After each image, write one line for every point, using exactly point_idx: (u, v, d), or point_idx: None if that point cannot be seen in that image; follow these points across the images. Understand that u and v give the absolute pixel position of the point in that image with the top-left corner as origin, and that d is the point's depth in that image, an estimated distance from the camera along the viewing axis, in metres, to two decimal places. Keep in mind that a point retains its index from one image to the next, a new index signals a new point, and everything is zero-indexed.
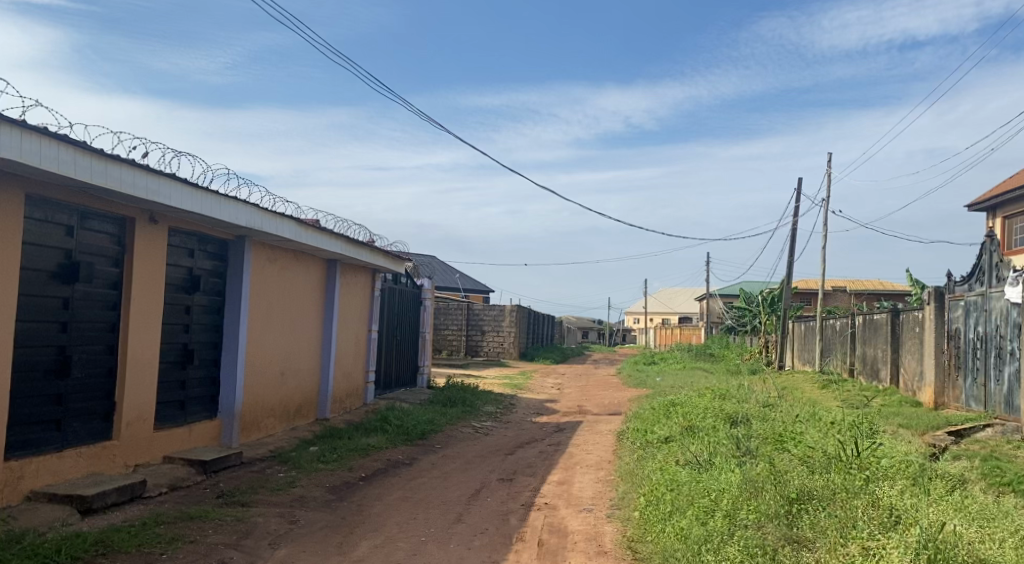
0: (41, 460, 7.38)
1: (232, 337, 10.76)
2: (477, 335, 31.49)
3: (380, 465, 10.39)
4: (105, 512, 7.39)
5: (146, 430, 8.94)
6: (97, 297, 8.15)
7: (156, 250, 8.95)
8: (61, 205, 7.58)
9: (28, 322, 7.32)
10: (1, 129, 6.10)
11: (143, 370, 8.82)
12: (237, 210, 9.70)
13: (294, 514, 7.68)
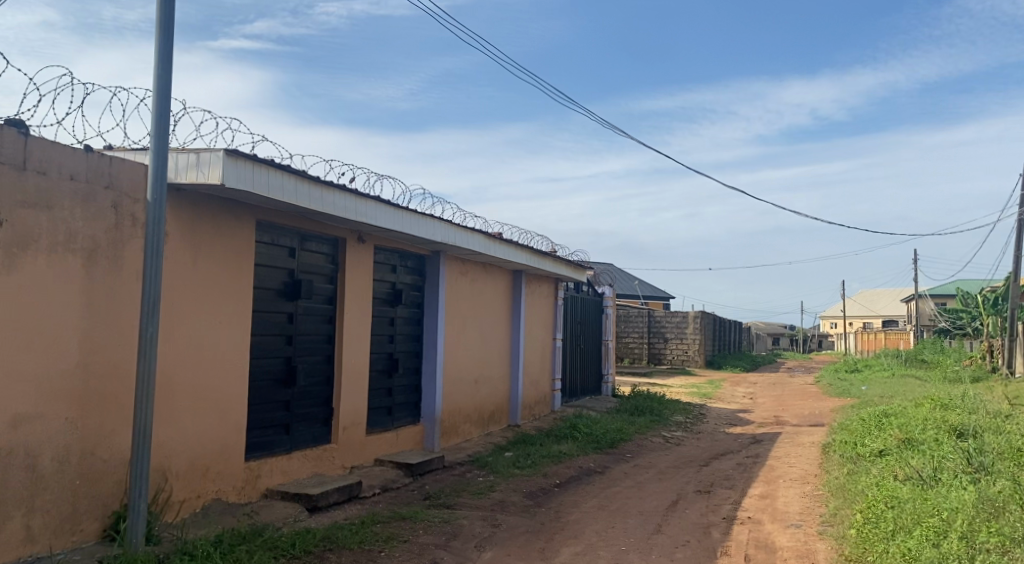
0: (274, 461, 8.14)
1: (430, 347, 11.33)
2: (660, 343, 31.02)
3: (574, 473, 10.49)
4: (328, 510, 8.02)
5: (360, 435, 9.61)
6: (316, 312, 8.90)
7: (363, 267, 9.63)
8: (284, 229, 8.35)
9: (261, 336, 8.11)
10: (238, 163, 6.80)
11: (356, 379, 9.50)
12: (433, 226, 10.23)
13: (496, 518, 7.93)
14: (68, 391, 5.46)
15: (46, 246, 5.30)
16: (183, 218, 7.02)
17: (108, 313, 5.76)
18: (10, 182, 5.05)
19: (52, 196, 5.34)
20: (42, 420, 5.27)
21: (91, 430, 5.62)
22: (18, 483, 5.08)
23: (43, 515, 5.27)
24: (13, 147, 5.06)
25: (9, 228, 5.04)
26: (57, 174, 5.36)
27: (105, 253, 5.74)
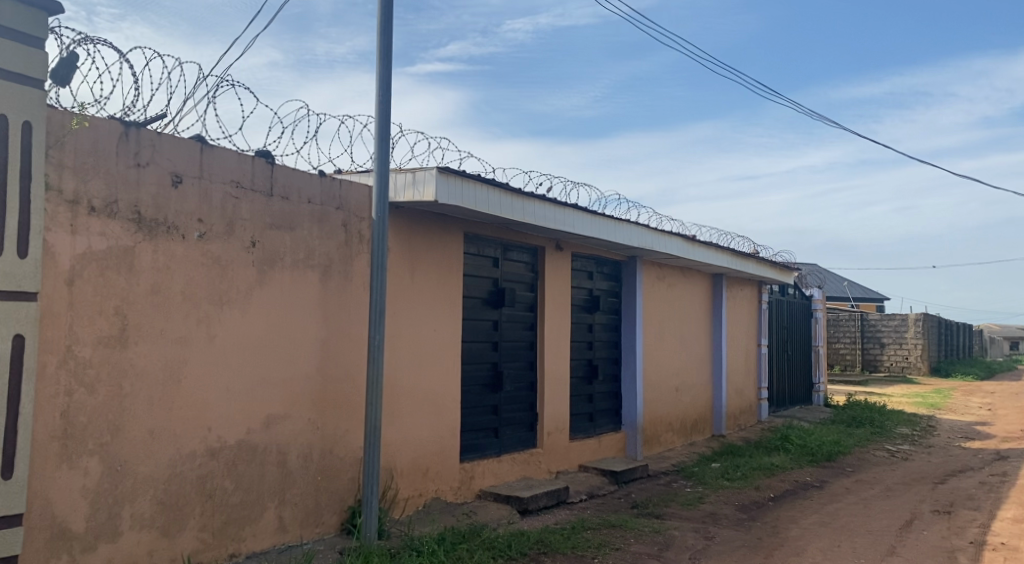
0: (486, 464, 8.44)
1: (630, 353, 11.26)
2: (875, 348, 28.74)
3: (789, 486, 9.96)
4: (539, 514, 8.18)
5: (564, 440, 9.74)
6: (519, 319, 9.15)
7: (563, 275, 9.79)
8: (488, 240, 8.66)
9: (470, 343, 8.45)
10: (448, 179, 7.14)
11: (559, 385, 9.64)
12: (631, 231, 10.19)
13: (709, 531, 7.72)
14: (309, 394, 5.98)
15: (289, 263, 5.84)
16: (401, 233, 7.47)
17: (340, 323, 6.26)
18: (261, 207, 5.62)
19: (294, 217, 5.89)
20: (290, 419, 5.80)
21: (328, 430, 6.12)
22: (272, 477, 5.63)
23: (292, 507, 5.79)
24: (262, 175, 5.63)
25: (260, 247, 5.61)
26: (297, 197, 5.91)
27: (337, 268, 6.25)
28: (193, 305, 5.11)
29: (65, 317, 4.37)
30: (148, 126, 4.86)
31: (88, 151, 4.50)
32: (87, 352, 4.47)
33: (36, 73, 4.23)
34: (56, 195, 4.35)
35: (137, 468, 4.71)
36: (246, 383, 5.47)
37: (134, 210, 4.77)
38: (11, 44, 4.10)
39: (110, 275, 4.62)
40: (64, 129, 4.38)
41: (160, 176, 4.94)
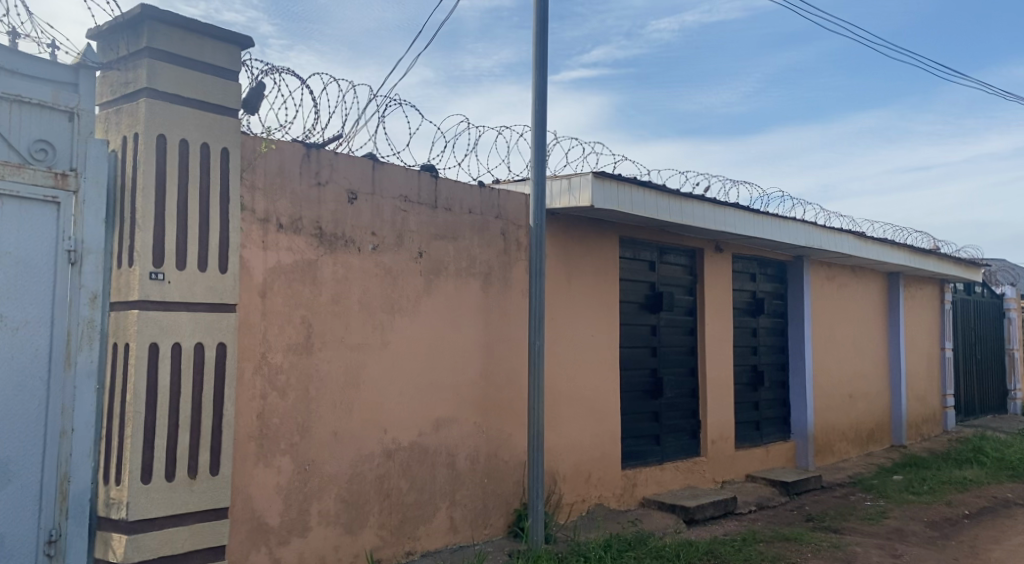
0: (649, 471, 8.32)
1: (798, 358, 10.75)
2: None
3: (986, 503, 9.12)
4: (706, 524, 7.95)
5: (729, 449, 9.43)
6: (679, 323, 8.96)
7: (724, 278, 9.52)
8: (645, 243, 8.56)
9: (629, 348, 8.37)
10: (605, 184, 7.12)
11: (722, 391, 9.36)
12: (797, 230, 9.71)
13: (896, 548, 7.20)
14: (475, 399, 6.15)
15: (453, 272, 6.04)
16: (558, 239, 7.52)
17: (501, 329, 6.40)
18: (427, 219, 5.86)
19: (457, 228, 6.09)
20: (457, 423, 5.99)
21: (494, 434, 6.27)
22: (443, 479, 5.82)
23: (462, 509, 5.96)
24: (427, 188, 5.88)
25: (427, 257, 5.83)
26: (459, 208, 6.11)
27: (497, 276, 6.41)
28: (368, 314, 5.39)
29: (260, 326, 4.73)
30: (327, 147, 5.20)
31: (275, 172, 4.88)
32: (278, 358, 4.81)
33: (233, 102, 4.31)
34: (250, 215, 4.73)
35: (322, 468, 5.02)
36: (417, 388, 5.70)
37: (315, 226, 5.11)
38: (211, 78, 4.22)
39: (296, 286, 4.96)
40: (256, 153, 4.77)
41: (338, 193, 5.26)
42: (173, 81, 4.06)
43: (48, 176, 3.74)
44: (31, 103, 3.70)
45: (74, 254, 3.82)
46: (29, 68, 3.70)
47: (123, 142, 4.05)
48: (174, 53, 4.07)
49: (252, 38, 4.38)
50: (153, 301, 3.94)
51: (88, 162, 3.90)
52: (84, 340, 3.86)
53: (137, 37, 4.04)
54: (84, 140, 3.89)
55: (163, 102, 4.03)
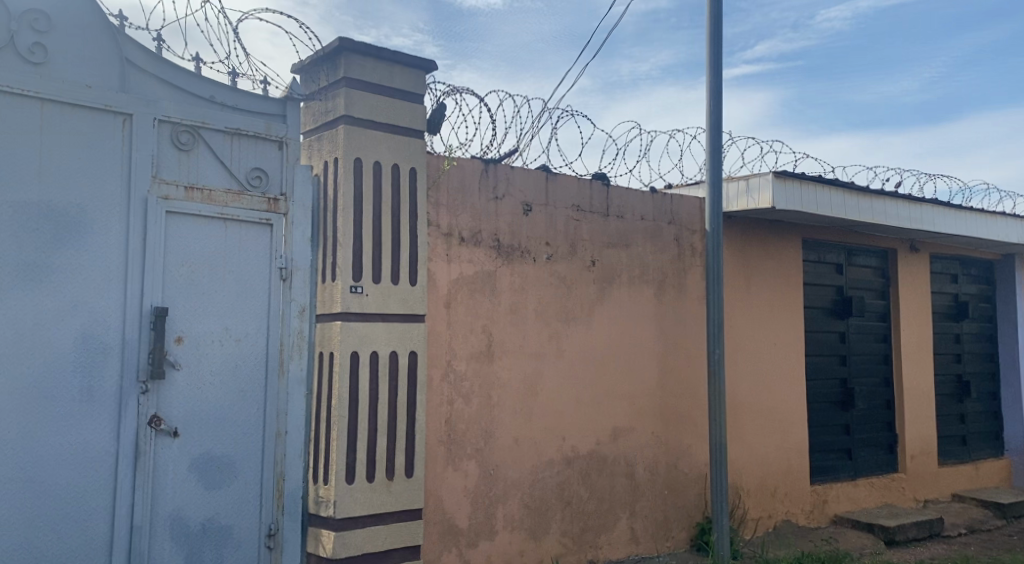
0: (841, 487, 7.83)
1: (1011, 366, 9.74)
2: None
3: None
4: (909, 546, 7.37)
5: (932, 465, 8.69)
6: (870, 330, 8.39)
7: (921, 280, 8.82)
8: (830, 245, 8.10)
9: (816, 356, 7.93)
10: (787, 184, 6.81)
11: (922, 403, 8.65)
12: (1008, 225, 8.83)
13: None
14: (654, 408, 6.08)
15: (627, 279, 6.02)
16: (736, 243, 7.28)
17: (678, 337, 6.29)
18: (600, 227, 5.88)
19: (630, 235, 6.08)
20: (636, 432, 5.94)
21: (674, 445, 6.16)
22: (623, 488, 5.79)
23: (643, 519, 5.90)
24: (600, 197, 5.92)
25: (601, 265, 5.85)
26: (632, 215, 6.10)
27: (672, 283, 6.32)
28: (545, 322, 5.48)
29: (445, 335, 4.93)
30: (504, 161, 5.37)
31: (456, 188, 5.09)
32: (463, 366, 4.99)
33: (419, 123, 4.55)
34: (435, 229, 4.95)
35: (507, 473, 5.14)
36: (595, 396, 5.71)
37: (493, 238, 5.27)
38: (399, 102, 4.47)
39: (478, 297, 5.13)
40: (440, 171, 5.00)
41: (514, 206, 5.40)
42: (367, 107, 4.34)
43: (262, 202, 4.12)
44: (248, 135, 4.11)
45: (285, 271, 4.17)
46: (245, 104, 4.10)
47: (324, 166, 4.37)
48: (367, 81, 4.35)
49: (435, 62, 4.60)
50: (353, 313, 4.22)
51: (295, 186, 4.25)
52: (295, 349, 4.18)
53: (335, 69, 4.36)
54: (291, 166, 4.25)
55: (358, 127, 4.31)
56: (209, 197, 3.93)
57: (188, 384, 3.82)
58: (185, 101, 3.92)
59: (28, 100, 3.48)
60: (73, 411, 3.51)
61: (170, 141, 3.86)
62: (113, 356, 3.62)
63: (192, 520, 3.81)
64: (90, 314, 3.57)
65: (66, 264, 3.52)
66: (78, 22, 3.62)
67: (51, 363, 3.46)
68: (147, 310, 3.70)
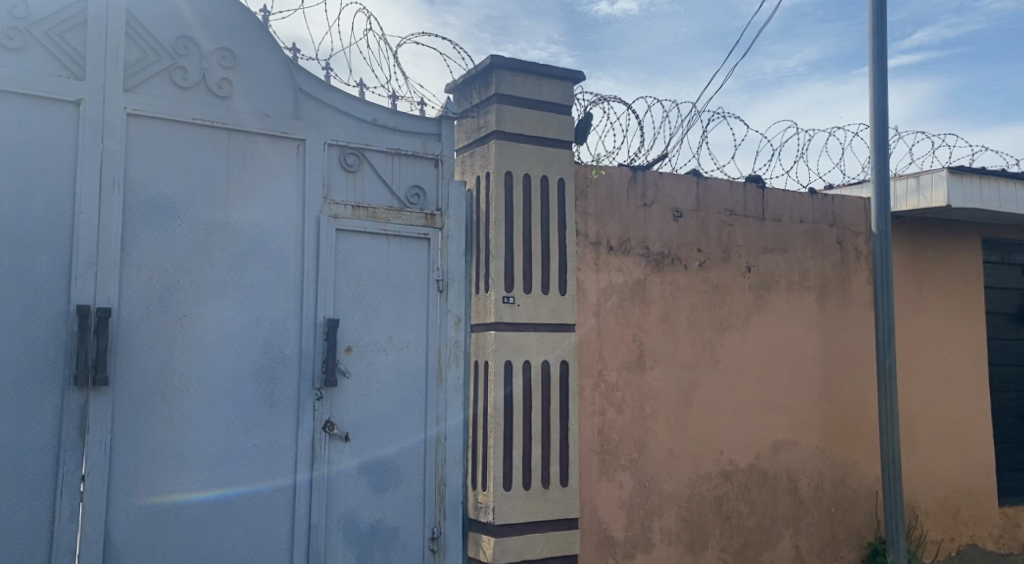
0: None
1: None
2: None
3: None
4: None
5: None
6: None
7: None
8: (1015, 244, 7.43)
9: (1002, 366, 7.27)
10: (964, 180, 6.31)
11: None
12: None
13: None
14: (818, 420, 5.79)
15: (786, 285, 5.78)
16: (905, 245, 6.82)
17: (842, 346, 5.97)
18: (755, 232, 5.70)
19: (787, 239, 5.84)
20: (799, 445, 5.68)
21: (840, 459, 5.84)
22: (786, 504, 5.55)
23: (809, 537, 5.63)
24: (754, 200, 5.74)
25: (757, 272, 5.66)
26: (789, 219, 5.87)
27: (835, 288, 6.01)
28: (699, 331, 5.35)
29: (596, 345, 4.93)
30: (652, 168, 5.33)
31: (604, 197, 5.11)
32: (615, 376, 4.97)
33: (568, 134, 4.59)
34: (584, 239, 4.98)
35: (662, 485, 5.07)
36: (754, 407, 5.51)
37: (643, 246, 5.22)
38: (548, 114, 4.54)
39: (628, 306, 5.09)
40: (587, 180, 5.04)
41: (664, 213, 5.34)
42: (517, 121, 4.43)
43: (421, 217, 4.30)
44: (407, 154, 4.31)
45: (442, 283, 4.32)
46: (404, 125, 4.31)
47: (477, 181, 4.50)
48: (517, 95, 4.44)
49: (582, 72, 4.63)
50: (506, 322, 4.30)
51: (450, 202, 4.40)
52: (452, 358, 4.32)
53: (486, 86, 4.48)
54: (446, 182, 4.41)
55: (509, 142, 4.41)
56: (373, 214, 4.15)
57: (358, 392, 4.04)
58: (350, 125, 4.16)
59: (219, 132, 3.82)
60: (258, 416, 3.80)
61: (338, 163, 4.11)
62: (291, 366, 3.89)
63: (363, 522, 4.02)
64: (271, 327, 3.86)
65: (250, 280, 3.83)
66: (258, 57, 3.94)
67: (239, 372, 3.77)
68: (320, 322, 3.95)
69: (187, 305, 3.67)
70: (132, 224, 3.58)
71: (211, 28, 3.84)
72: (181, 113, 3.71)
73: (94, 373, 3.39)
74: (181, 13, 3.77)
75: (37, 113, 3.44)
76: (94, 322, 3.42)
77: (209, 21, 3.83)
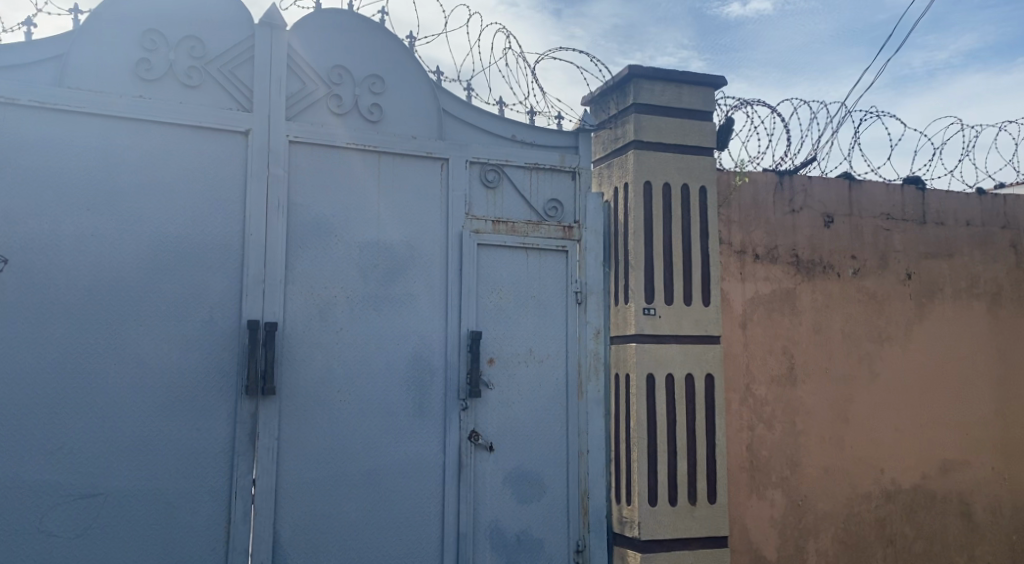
0: None
1: None
2: None
3: None
4: None
5: None
6: None
7: None
8: None
9: None
10: None
11: None
12: None
13: None
14: (992, 439, 5.33)
15: (953, 293, 5.38)
16: None
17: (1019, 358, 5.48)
18: (915, 236, 5.35)
19: (952, 243, 5.44)
20: (972, 466, 5.25)
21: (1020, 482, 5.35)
22: (958, 528, 5.15)
23: None
24: (914, 203, 5.39)
25: (918, 278, 5.30)
26: (954, 221, 5.47)
27: (1009, 295, 5.53)
28: (855, 342, 5.07)
29: (743, 357, 4.77)
30: (800, 171, 5.13)
31: (748, 204, 4.97)
32: (763, 390, 4.79)
33: (709, 140, 4.48)
34: (728, 247, 4.85)
35: (817, 504, 4.82)
36: (919, 423, 5.15)
37: (792, 254, 5.02)
38: (688, 122, 4.44)
39: (777, 317, 4.90)
40: (730, 187, 4.94)
41: (813, 218, 5.12)
42: (656, 130, 4.37)
43: (559, 230, 4.34)
44: (545, 169, 4.38)
45: (581, 295, 4.33)
46: (543, 140, 4.38)
47: (615, 193, 4.41)
48: (656, 104, 4.38)
49: (724, 77, 4.52)
50: (648, 335, 4.19)
51: (588, 214, 4.42)
52: (592, 371, 4.30)
53: (624, 96, 4.44)
54: (584, 195, 4.45)
55: (648, 151, 4.34)
56: (512, 228, 4.23)
57: (502, 403, 4.11)
58: (491, 142, 4.26)
59: (369, 154, 4.01)
60: (409, 425, 3.94)
61: (479, 180, 4.22)
62: (438, 377, 4.01)
63: (508, 532, 4.07)
64: (419, 339, 4.00)
65: (400, 294, 3.98)
66: (405, 81, 4.11)
67: (390, 384, 3.92)
68: (464, 334, 4.06)
69: (342, 319, 3.87)
70: (294, 243, 3.82)
71: (362, 56, 4.04)
72: (336, 138, 3.93)
73: (263, 383, 3.63)
74: (335, 44, 4.00)
75: (211, 144, 3.73)
76: (262, 335, 3.66)
77: (361, 49, 4.05)
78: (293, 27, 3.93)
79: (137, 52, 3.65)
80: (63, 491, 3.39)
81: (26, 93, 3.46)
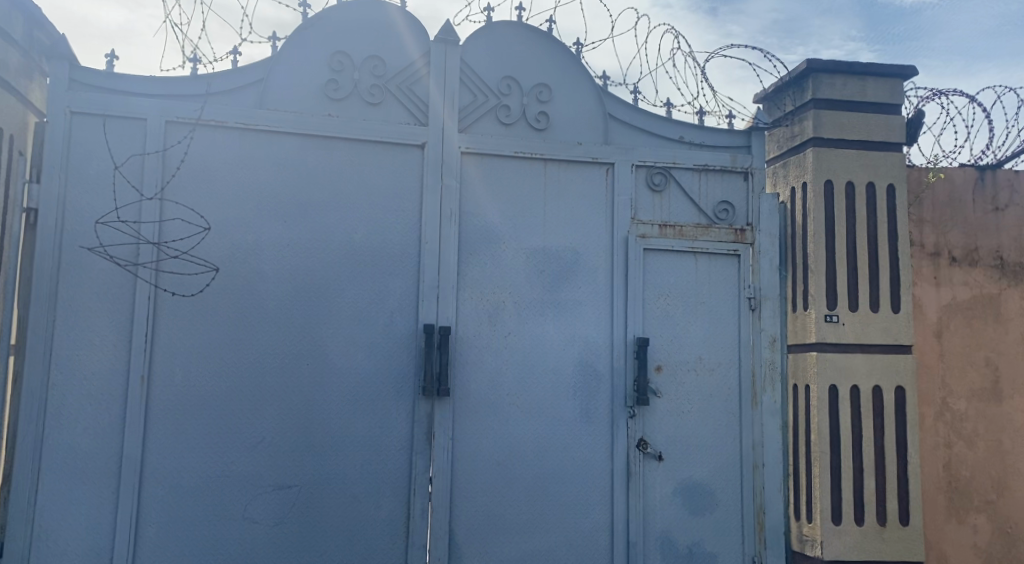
0: None
1: None
2: None
3: None
4: None
5: None
6: None
7: None
8: None
9: None
10: None
11: None
12: None
13: None
14: None
15: None
16: None
17: None
18: None
19: None
20: None
21: None
22: None
23: None
24: None
25: None
26: None
27: None
28: None
29: (939, 368, 4.39)
30: (1004, 165, 4.65)
31: (943, 203, 4.58)
32: (963, 405, 4.38)
33: (899, 135, 4.15)
34: (919, 250, 4.51)
35: None
36: None
37: (996, 256, 4.57)
38: (873, 116, 4.15)
39: (978, 325, 4.47)
40: (922, 185, 4.57)
41: (1021, 216, 4.64)
42: (837, 126, 4.11)
43: (730, 233, 4.20)
44: (715, 170, 4.25)
45: (755, 300, 4.16)
46: (712, 141, 4.25)
47: (791, 193, 4.23)
48: (837, 99, 4.13)
49: (914, 67, 4.19)
50: (830, 343, 3.95)
51: (761, 216, 4.24)
52: (768, 381, 4.12)
53: (801, 90, 4.21)
54: (757, 197, 4.28)
55: (828, 148, 4.10)
56: (681, 232, 4.15)
57: (672, 412, 4.03)
58: (659, 145, 4.20)
59: (537, 162, 4.08)
60: (577, 430, 3.95)
61: (647, 184, 4.17)
62: (606, 384, 3.99)
63: (680, 542, 3.98)
64: (587, 345, 4.00)
65: (567, 299, 4.01)
66: (572, 88, 4.14)
67: (558, 389, 3.95)
68: (631, 340, 4.01)
69: (512, 324, 3.95)
70: (466, 251, 3.94)
71: (530, 65, 4.11)
72: (505, 147, 4.03)
73: (438, 386, 3.78)
74: (504, 55, 4.09)
75: (390, 158, 3.93)
76: (437, 339, 3.81)
77: (529, 59, 4.12)
78: (466, 41, 4.06)
79: (326, 74, 3.92)
80: (264, 482, 3.68)
81: (232, 118, 3.81)
